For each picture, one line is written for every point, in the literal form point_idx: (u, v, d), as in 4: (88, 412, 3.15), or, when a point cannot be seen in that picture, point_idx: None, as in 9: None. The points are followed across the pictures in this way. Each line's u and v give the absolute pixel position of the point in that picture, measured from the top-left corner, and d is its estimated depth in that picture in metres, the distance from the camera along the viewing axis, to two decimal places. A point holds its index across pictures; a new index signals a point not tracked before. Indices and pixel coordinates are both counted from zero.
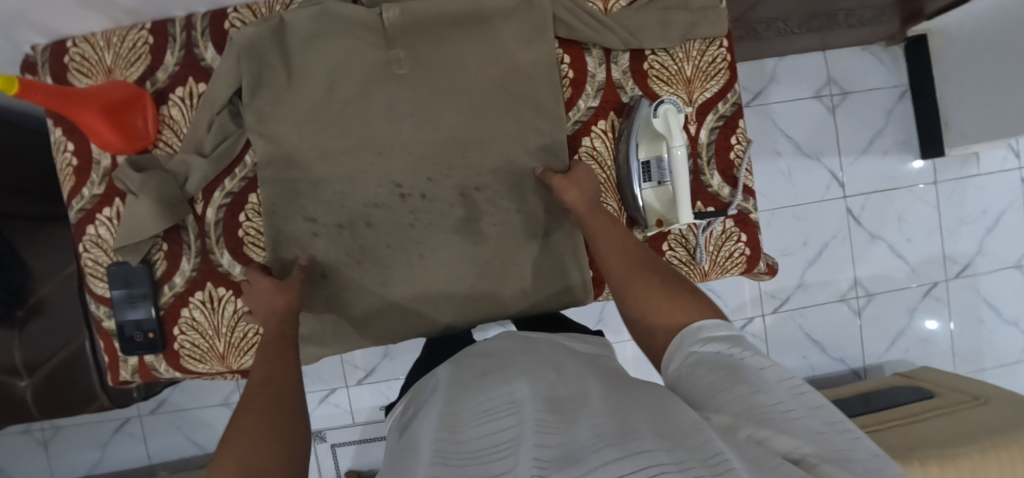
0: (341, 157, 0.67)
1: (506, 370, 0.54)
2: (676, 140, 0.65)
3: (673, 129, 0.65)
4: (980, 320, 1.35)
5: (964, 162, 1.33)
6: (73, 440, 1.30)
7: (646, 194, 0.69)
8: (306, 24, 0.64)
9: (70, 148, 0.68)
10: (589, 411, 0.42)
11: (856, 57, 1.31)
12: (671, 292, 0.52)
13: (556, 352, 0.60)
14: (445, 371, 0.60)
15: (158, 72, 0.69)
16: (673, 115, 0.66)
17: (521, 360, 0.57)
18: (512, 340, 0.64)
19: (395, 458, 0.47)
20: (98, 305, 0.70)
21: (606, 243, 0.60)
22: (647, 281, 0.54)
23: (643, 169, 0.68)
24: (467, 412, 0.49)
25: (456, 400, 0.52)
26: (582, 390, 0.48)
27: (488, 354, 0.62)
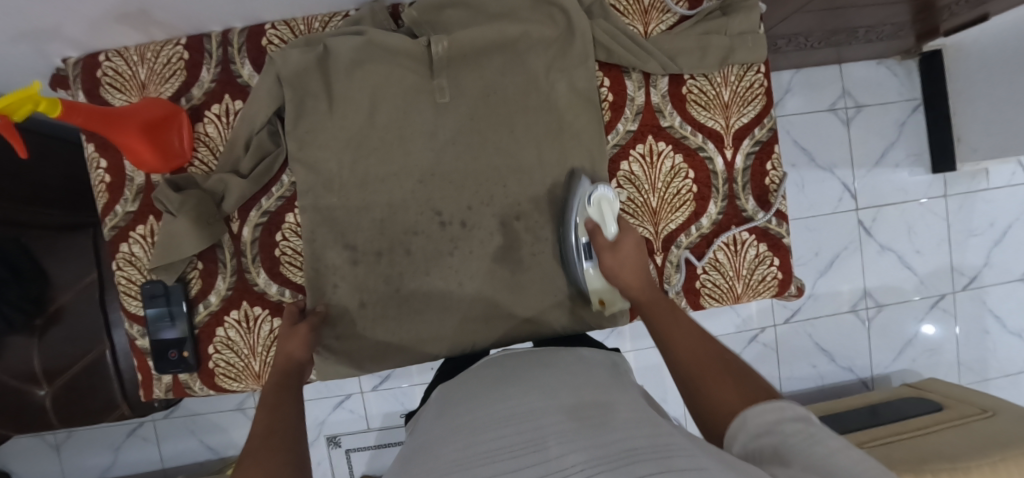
0: (381, 185, 0.67)
1: (524, 384, 0.53)
2: (610, 229, 0.63)
3: (608, 216, 0.63)
4: (984, 331, 1.38)
5: (974, 176, 1.35)
6: (85, 444, 1.29)
7: (588, 273, 0.66)
8: (349, 52, 0.64)
9: (103, 165, 0.68)
10: (616, 422, 0.41)
11: (871, 71, 1.32)
12: (746, 388, 0.44)
13: (576, 364, 0.59)
14: (449, 391, 0.60)
15: (194, 88, 0.68)
16: (608, 202, 0.64)
17: (541, 376, 0.55)
18: (528, 358, 0.62)
19: (406, 464, 0.48)
20: (131, 323, 0.69)
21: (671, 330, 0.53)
22: (724, 377, 0.46)
23: (582, 250, 0.65)
24: (484, 416, 0.48)
25: (478, 404, 0.52)
26: (600, 399, 0.47)
27: (509, 365, 0.61)
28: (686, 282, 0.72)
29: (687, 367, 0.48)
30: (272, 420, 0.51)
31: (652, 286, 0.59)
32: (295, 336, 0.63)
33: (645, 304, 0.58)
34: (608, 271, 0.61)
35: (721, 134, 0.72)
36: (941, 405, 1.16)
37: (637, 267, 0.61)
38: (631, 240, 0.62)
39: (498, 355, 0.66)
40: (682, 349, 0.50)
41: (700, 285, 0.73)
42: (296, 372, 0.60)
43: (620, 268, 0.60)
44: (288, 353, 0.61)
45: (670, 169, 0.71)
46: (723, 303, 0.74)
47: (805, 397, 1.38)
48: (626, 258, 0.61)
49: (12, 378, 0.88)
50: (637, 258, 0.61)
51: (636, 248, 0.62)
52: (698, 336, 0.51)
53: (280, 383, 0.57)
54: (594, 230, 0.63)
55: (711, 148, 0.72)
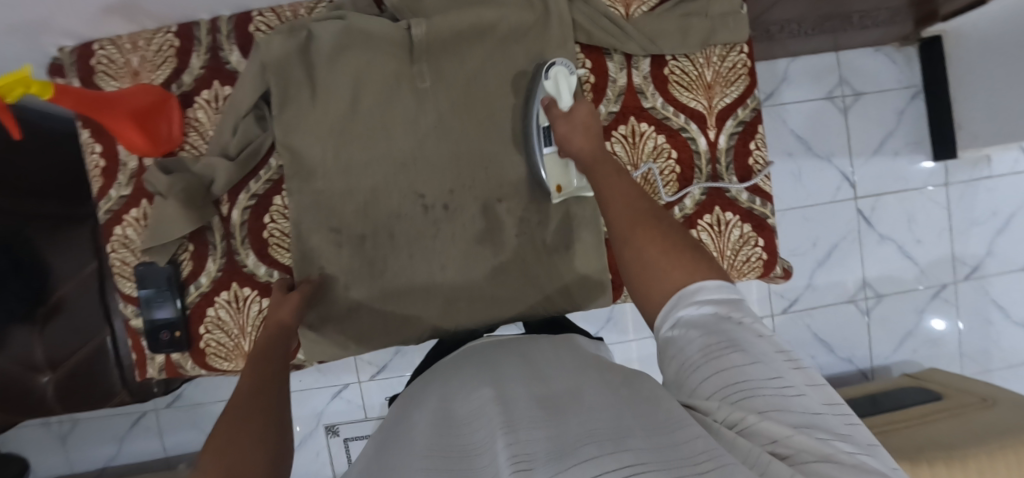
0: (365, 167, 0.68)
1: (503, 373, 0.54)
2: (565, 101, 0.65)
3: (563, 90, 0.65)
4: (988, 321, 1.36)
5: (976, 164, 1.33)
6: (91, 433, 1.32)
7: (546, 160, 0.67)
8: (332, 37, 0.66)
9: (97, 151, 0.70)
10: (583, 404, 0.42)
11: (869, 58, 1.31)
12: (677, 251, 0.46)
13: (558, 352, 0.59)
14: (435, 378, 0.61)
15: (184, 75, 0.70)
16: (564, 76, 0.65)
17: (518, 363, 0.56)
18: (511, 346, 0.63)
19: (381, 449, 0.48)
20: (126, 304, 0.71)
21: (614, 192, 0.54)
22: (658, 238, 0.47)
23: (542, 135, 0.66)
24: (463, 409, 0.48)
25: (456, 394, 0.52)
26: (575, 384, 0.48)
27: (489, 355, 0.61)
28: None
29: (624, 227, 0.50)
30: (262, 387, 0.54)
31: (601, 149, 0.61)
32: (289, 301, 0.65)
33: (591, 163, 0.60)
34: (560, 140, 0.63)
35: (703, 115, 0.72)
36: (941, 395, 1.14)
37: (590, 133, 0.62)
38: (585, 110, 0.64)
39: (479, 341, 0.67)
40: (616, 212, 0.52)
41: None
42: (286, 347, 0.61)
43: (574, 134, 0.62)
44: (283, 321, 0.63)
45: (652, 150, 0.72)
46: None
47: None
48: (579, 122, 0.63)
49: (16, 364, 0.91)
50: (590, 121, 0.63)
51: (590, 117, 0.63)
52: (638, 194, 0.53)
53: (268, 355, 0.59)
54: (550, 104, 0.65)
55: (694, 129, 0.72)
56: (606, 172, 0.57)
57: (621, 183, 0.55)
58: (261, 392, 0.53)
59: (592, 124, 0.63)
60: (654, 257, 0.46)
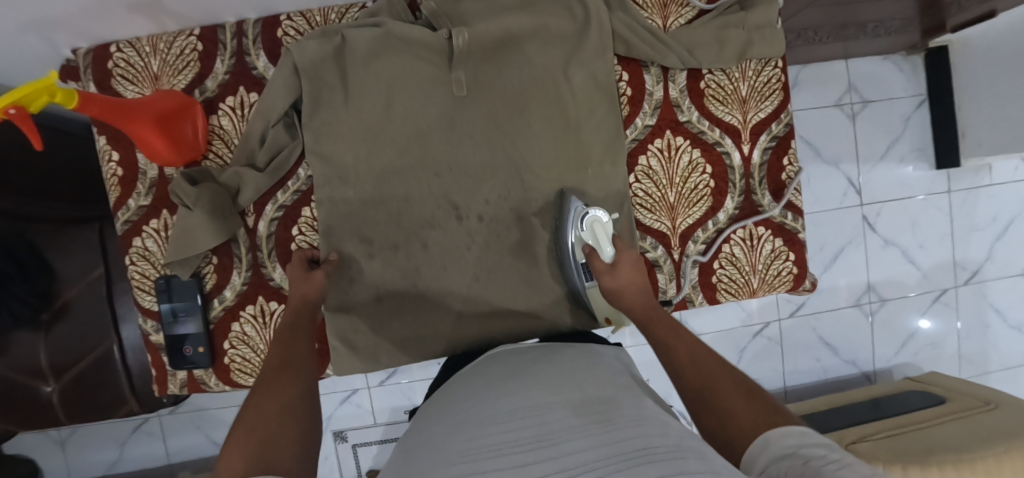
0: (398, 178, 0.67)
1: (528, 381, 0.52)
2: (606, 250, 0.62)
3: (602, 240, 0.63)
4: (985, 325, 1.40)
5: (977, 172, 1.36)
6: (90, 439, 1.28)
7: (590, 293, 0.66)
8: (368, 45, 0.64)
9: (115, 158, 0.66)
10: (624, 421, 0.40)
11: (877, 66, 1.33)
12: (751, 401, 0.44)
13: (579, 359, 0.58)
14: (458, 387, 0.58)
15: (208, 80, 0.67)
16: (601, 223, 0.63)
17: (545, 371, 0.55)
18: (530, 356, 0.61)
19: (408, 460, 0.45)
20: (145, 318, 0.69)
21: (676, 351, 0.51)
22: (733, 390, 0.45)
23: (582, 271, 0.65)
24: (494, 408, 0.47)
25: (483, 401, 0.50)
26: (608, 396, 0.47)
27: (510, 362, 0.60)
28: (702, 276, 0.73)
29: (689, 383, 0.48)
30: (286, 356, 0.53)
31: (652, 301, 0.58)
32: (309, 281, 0.62)
33: (643, 318, 0.57)
34: (608, 295, 0.60)
35: (738, 129, 0.72)
36: (944, 398, 1.17)
37: (638, 285, 0.59)
38: (630, 260, 0.61)
39: (506, 347, 0.66)
40: (681, 366, 0.49)
41: (716, 280, 0.73)
42: (310, 317, 0.60)
43: (623, 289, 0.59)
44: (304, 296, 0.60)
45: (687, 164, 0.71)
46: (738, 298, 0.75)
47: (808, 390, 1.39)
48: (625, 276, 0.59)
49: (20, 372, 0.88)
50: (637, 276, 0.60)
51: (635, 265, 0.61)
52: (700, 350, 0.50)
53: (292, 323, 0.58)
54: (590, 253, 0.63)
55: (728, 143, 0.72)
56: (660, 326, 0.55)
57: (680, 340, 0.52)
58: (286, 364, 0.52)
59: (639, 279, 0.60)
60: (727, 409, 0.44)
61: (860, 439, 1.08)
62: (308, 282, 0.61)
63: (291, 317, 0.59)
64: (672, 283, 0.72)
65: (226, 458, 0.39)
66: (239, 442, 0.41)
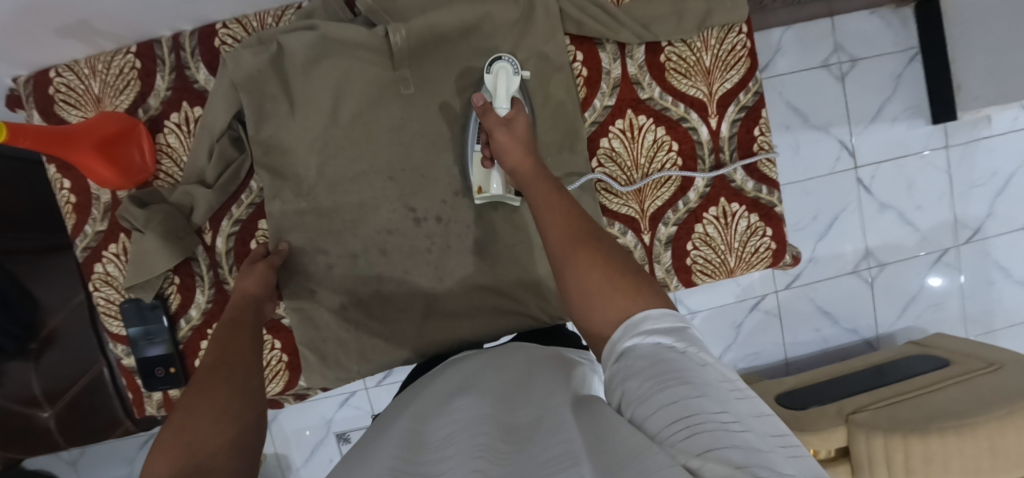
0: (351, 184, 0.65)
1: (469, 393, 0.45)
2: (501, 106, 0.61)
3: (499, 88, 0.61)
4: (990, 282, 1.36)
5: (975, 124, 1.30)
6: (100, 458, 1.31)
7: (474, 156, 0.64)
8: (305, 48, 0.61)
9: (67, 186, 0.66)
10: (557, 425, 0.35)
11: (864, 21, 1.26)
12: (614, 263, 0.45)
13: (531, 363, 0.52)
14: (424, 386, 0.55)
15: (150, 98, 0.65)
16: (506, 72, 0.61)
17: (495, 377, 0.49)
18: (479, 365, 0.55)
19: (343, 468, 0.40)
20: (115, 344, 0.69)
21: (551, 213, 0.50)
22: (598, 255, 0.46)
23: (475, 131, 0.63)
24: (433, 431, 0.40)
25: (421, 419, 0.44)
26: (550, 399, 0.41)
27: (466, 370, 0.55)
28: (676, 259, 0.70)
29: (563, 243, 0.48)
30: (222, 354, 0.51)
31: (536, 161, 0.56)
32: (251, 272, 0.61)
33: (525, 179, 0.55)
34: (496, 147, 0.58)
35: (704, 102, 0.69)
36: (947, 362, 1.15)
37: (524, 143, 0.58)
38: (522, 117, 0.60)
39: (465, 358, 0.60)
40: (557, 228, 0.49)
41: (691, 262, 0.70)
42: (255, 310, 0.59)
43: (507, 140, 0.56)
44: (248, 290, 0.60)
45: (652, 143, 0.68)
46: (716, 278, 0.72)
47: (809, 361, 1.38)
48: (514, 135, 0.58)
49: (15, 402, 0.90)
50: (525, 131, 0.58)
51: (526, 126, 0.59)
52: (575, 214, 0.50)
53: (234, 318, 0.56)
54: (482, 102, 0.61)
55: (694, 118, 0.69)
56: (538, 189, 0.53)
57: (560, 207, 0.51)
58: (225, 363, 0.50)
59: (523, 136, 0.58)
60: (594, 283, 0.44)
61: (861, 408, 1.05)
62: (255, 273, 0.61)
63: (233, 311, 0.58)
64: (644, 269, 0.70)
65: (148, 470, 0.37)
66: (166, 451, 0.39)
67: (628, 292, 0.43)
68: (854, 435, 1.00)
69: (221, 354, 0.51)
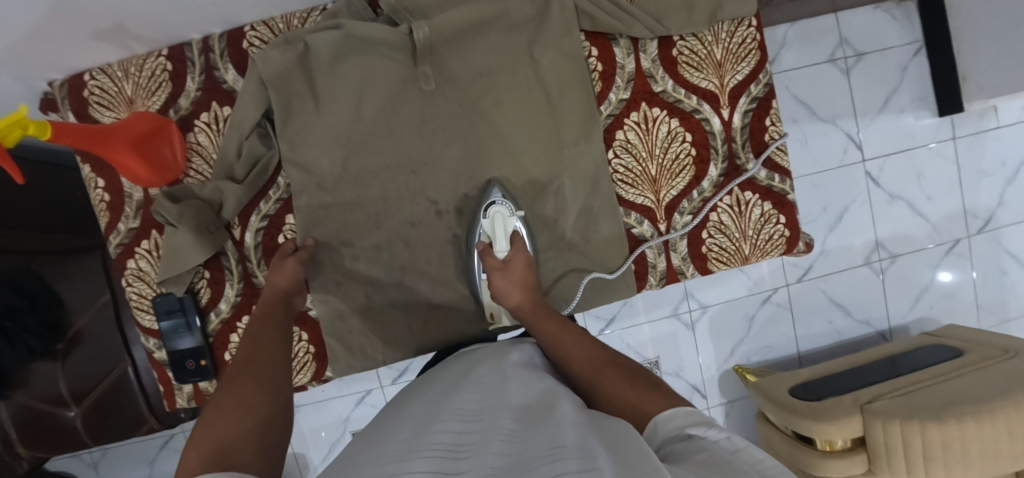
0: (374, 178, 0.67)
1: (477, 380, 0.50)
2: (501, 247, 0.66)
3: (498, 234, 0.66)
4: (1002, 272, 1.36)
5: (983, 115, 1.31)
6: (121, 460, 1.33)
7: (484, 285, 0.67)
8: (329, 47, 0.63)
9: (101, 185, 0.68)
10: (552, 425, 0.40)
11: (867, 15, 1.28)
12: (635, 380, 0.49)
13: (531, 358, 0.56)
14: (438, 374, 0.58)
15: (181, 98, 0.67)
16: (502, 216, 0.65)
17: (497, 368, 0.53)
18: (484, 352, 0.59)
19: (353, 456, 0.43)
20: (147, 337, 0.71)
21: (565, 351, 0.54)
22: (617, 375, 0.49)
23: (478, 264, 0.66)
24: (442, 408, 0.45)
25: (433, 401, 0.48)
26: (550, 399, 0.46)
27: (471, 360, 0.58)
28: (692, 247, 0.72)
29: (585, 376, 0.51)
30: (253, 350, 0.54)
31: (537, 298, 0.60)
32: (283, 269, 0.62)
33: (530, 315, 0.59)
34: (496, 292, 0.62)
35: (716, 94, 0.70)
36: (962, 351, 1.15)
37: (526, 284, 0.62)
38: (521, 256, 0.64)
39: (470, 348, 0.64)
40: (575, 353, 0.53)
41: (707, 250, 0.72)
42: (283, 307, 0.61)
43: (507, 285, 0.61)
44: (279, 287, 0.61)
45: (666, 134, 0.70)
46: (731, 266, 0.74)
47: (822, 354, 1.38)
48: (516, 275, 0.62)
49: (42, 402, 0.92)
50: (525, 270, 0.63)
51: (525, 264, 0.63)
52: (582, 339, 0.55)
53: (264, 312, 0.59)
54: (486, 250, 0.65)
55: (707, 109, 0.70)
56: (545, 323, 0.57)
57: (566, 336, 0.55)
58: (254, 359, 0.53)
59: (523, 276, 0.62)
60: (616, 394, 0.48)
61: (876, 397, 1.05)
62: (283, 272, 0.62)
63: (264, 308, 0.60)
64: (661, 257, 0.72)
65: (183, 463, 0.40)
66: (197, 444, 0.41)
67: (648, 393, 0.47)
68: (870, 424, 1.01)
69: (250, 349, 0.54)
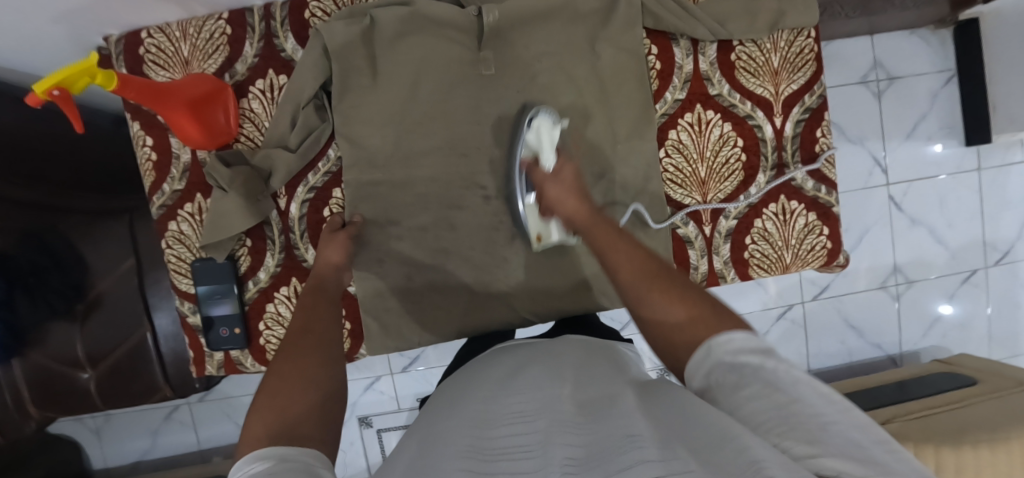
0: (426, 159, 0.67)
1: (532, 377, 0.50)
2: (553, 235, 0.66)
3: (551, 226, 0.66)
4: (1016, 305, 1.37)
5: (1008, 148, 1.32)
6: (123, 428, 1.31)
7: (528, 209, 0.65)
8: (395, 23, 0.63)
9: (149, 143, 0.67)
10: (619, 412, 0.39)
11: (903, 41, 1.29)
12: (683, 293, 0.45)
13: (583, 357, 0.55)
14: (491, 365, 0.57)
15: (237, 63, 0.67)
16: (546, 129, 0.64)
17: (551, 365, 0.52)
18: (534, 353, 0.58)
19: (422, 452, 0.41)
20: (182, 301, 0.70)
21: (615, 253, 0.50)
22: (668, 289, 0.46)
23: (523, 184, 0.65)
24: (501, 410, 0.45)
25: (487, 400, 0.47)
26: (611, 391, 0.45)
27: (522, 356, 0.58)
28: (734, 252, 0.72)
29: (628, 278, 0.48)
30: (309, 320, 0.53)
31: (592, 208, 0.57)
32: (335, 244, 0.62)
33: (582, 224, 0.56)
34: (549, 200, 0.60)
35: (770, 101, 0.71)
36: (975, 380, 1.16)
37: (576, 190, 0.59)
38: (569, 167, 0.61)
39: (518, 341, 0.64)
40: (620, 259, 0.50)
41: (748, 256, 0.72)
42: (336, 278, 0.61)
43: (560, 193, 0.58)
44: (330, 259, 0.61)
45: (718, 137, 0.70)
46: (771, 274, 0.74)
47: (832, 373, 1.38)
48: (565, 183, 0.59)
49: (58, 362, 0.91)
50: (575, 178, 0.60)
51: (575, 172, 0.61)
52: (635, 247, 0.51)
53: (316, 285, 0.59)
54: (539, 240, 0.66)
55: (760, 116, 0.71)
56: (598, 232, 0.54)
57: (616, 243, 0.51)
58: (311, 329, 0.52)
59: (574, 180, 0.60)
60: (669, 308, 0.44)
61: (890, 419, 1.05)
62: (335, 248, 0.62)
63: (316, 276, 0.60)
64: (703, 259, 0.72)
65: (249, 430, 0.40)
66: (262, 414, 0.41)
67: (705, 313, 0.43)
68: None
69: (307, 319, 0.53)
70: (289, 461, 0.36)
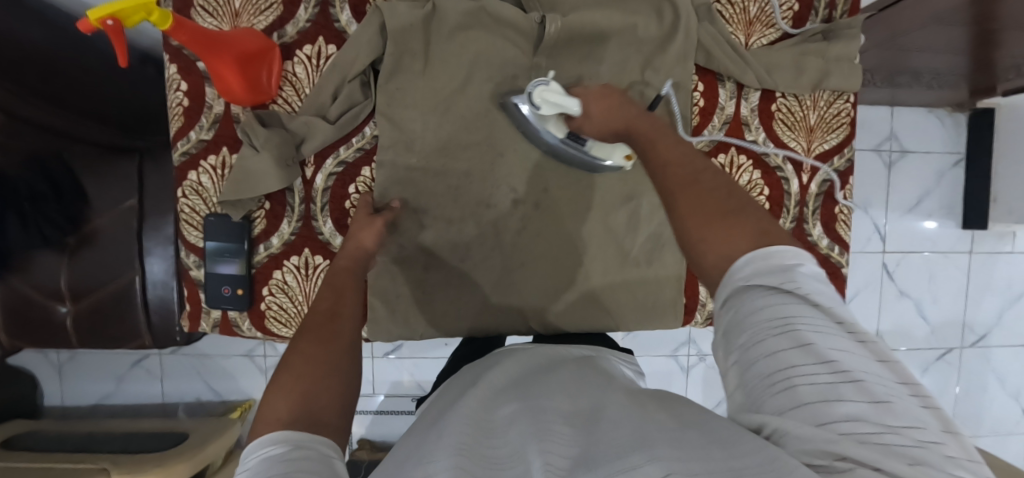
0: (463, 152, 0.66)
1: (535, 387, 0.49)
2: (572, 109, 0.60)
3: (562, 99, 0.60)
4: (983, 388, 1.42)
5: (1001, 237, 1.38)
6: (86, 369, 1.27)
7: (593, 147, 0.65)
8: (456, 15, 0.63)
9: (183, 88, 0.66)
10: (609, 419, 0.38)
11: (921, 117, 1.33)
12: (724, 203, 0.42)
13: (586, 369, 0.53)
14: (496, 364, 0.56)
15: (288, 25, 0.66)
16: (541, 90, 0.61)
17: (552, 377, 0.51)
18: (537, 363, 0.55)
19: (413, 455, 0.39)
20: (188, 254, 0.68)
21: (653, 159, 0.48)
22: (704, 191, 0.43)
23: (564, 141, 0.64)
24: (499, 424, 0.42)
25: (488, 413, 0.45)
26: (606, 399, 0.44)
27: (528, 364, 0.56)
28: None
29: (663, 181, 0.46)
30: (336, 304, 0.53)
31: (630, 114, 0.55)
32: (364, 224, 0.62)
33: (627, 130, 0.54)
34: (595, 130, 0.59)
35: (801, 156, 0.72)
36: None
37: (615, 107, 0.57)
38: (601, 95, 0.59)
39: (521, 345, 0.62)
40: (665, 167, 0.46)
41: None
42: (364, 263, 0.60)
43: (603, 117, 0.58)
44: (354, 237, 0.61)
45: (746, 183, 0.72)
46: None
47: None
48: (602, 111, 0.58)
49: (40, 291, 0.88)
50: (612, 103, 0.57)
51: (610, 97, 0.58)
52: (674, 144, 0.48)
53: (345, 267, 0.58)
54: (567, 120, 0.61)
55: (789, 169, 0.72)
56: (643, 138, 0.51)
57: (661, 139, 0.49)
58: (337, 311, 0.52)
59: (613, 105, 0.57)
60: (699, 218, 0.41)
61: None
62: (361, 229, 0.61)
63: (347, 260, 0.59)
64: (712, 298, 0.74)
65: (269, 411, 0.41)
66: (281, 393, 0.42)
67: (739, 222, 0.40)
68: None
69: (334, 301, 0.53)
70: (303, 448, 0.36)
